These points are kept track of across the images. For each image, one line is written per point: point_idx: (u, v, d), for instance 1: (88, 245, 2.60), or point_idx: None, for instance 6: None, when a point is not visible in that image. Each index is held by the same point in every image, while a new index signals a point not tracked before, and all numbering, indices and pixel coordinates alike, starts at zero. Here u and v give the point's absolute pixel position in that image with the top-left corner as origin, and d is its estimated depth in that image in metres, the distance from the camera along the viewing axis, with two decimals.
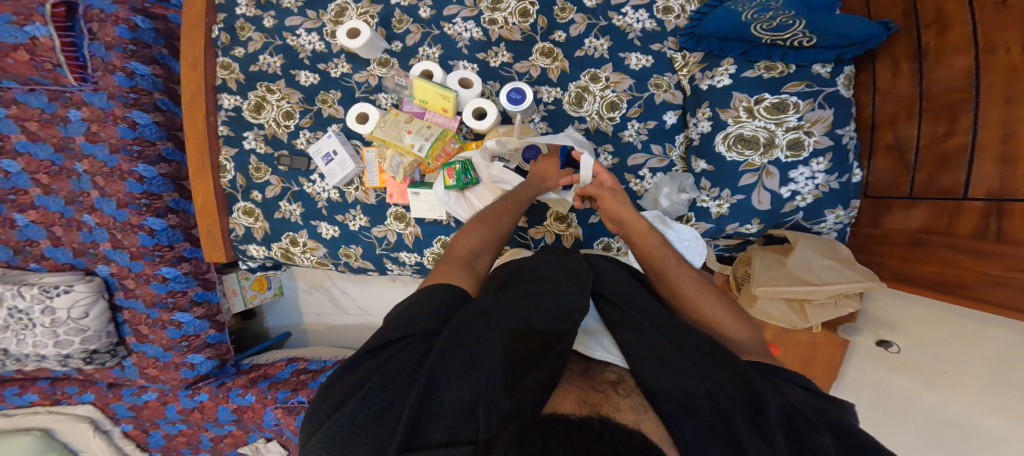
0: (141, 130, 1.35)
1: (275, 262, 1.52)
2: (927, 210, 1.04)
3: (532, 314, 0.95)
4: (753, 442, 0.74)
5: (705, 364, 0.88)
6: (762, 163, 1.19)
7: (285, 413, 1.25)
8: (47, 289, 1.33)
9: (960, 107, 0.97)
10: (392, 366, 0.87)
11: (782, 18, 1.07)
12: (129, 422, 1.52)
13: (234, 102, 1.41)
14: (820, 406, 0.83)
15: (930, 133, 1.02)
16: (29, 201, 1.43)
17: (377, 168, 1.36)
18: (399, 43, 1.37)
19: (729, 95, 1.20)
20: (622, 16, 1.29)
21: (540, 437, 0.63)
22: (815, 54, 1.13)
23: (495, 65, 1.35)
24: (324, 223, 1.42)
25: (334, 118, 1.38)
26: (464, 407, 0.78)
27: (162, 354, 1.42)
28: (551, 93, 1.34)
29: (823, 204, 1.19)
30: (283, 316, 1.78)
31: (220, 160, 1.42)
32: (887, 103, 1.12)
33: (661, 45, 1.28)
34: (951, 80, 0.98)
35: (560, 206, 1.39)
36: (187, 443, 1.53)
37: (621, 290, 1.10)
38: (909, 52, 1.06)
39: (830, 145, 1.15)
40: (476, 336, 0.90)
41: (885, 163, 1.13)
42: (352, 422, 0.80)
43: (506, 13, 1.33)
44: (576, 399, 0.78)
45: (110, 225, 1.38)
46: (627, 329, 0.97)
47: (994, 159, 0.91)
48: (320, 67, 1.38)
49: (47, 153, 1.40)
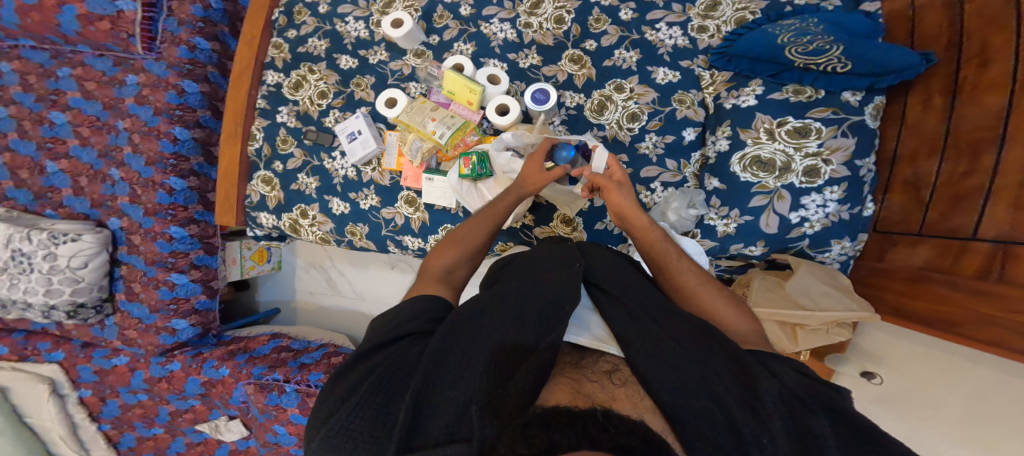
0: (187, 97, 1.31)
1: (281, 235, 1.31)
2: (935, 248, 0.92)
3: (522, 315, 0.80)
4: (751, 432, 0.64)
5: (696, 344, 0.77)
6: (777, 186, 1.02)
7: (257, 389, 1.32)
8: (56, 236, 1.34)
9: (983, 148, 0.84)
10: (381, 367, 0.75)
11: (819, 43, 0.91)
12: (89, 387, 1.51)
13: (278, 79, 1.24)
14: (818, 389, 0.69)
15: (948, 170, 0.90)
16: (64, 151, 1.41)
17: (396, 151, 1.16)
18: (435, 36, 1.18)
19: (752, 115, 1.03)
20: (655, 32, 1.11)
21: (542, 427, 0.58)
22: (846, 80, 0.96)
23: (523, 66, 1.16)
24: (336, 199, 1.21)
25: (365, 102, 1.18)
26: (461, 404, 0.69)
27: (145, 316, 1.38)
28: (575, 98, 1.14)
29: (829, 235, 1.04)
30: (276, 290, 1.71)
31: (246, 129, 1.24)
32: (911, 138, 0.98)
33: (690, 62, 1.10)
34: (979, 117, 0.85)
35: (567, 208, 1.16)
36: (142, 417, 1.53)
37: (621, 281, 0.91)
38: (941, 86, 0.92)
39: (847, 176, 0.98)
40: (469, 335, 0.78)
41: (900, 200, 1.00)
42: (349, 428, 0.70)
43: (541, 19, 1.15)
44: (567, 391, 0.67)
45: (134, 181, 1.35)
46: (617, 316, 0.84)
47: (1007, 204, 0.80)
48: (360, 52, 1.20)
49: (95, 109, 1.38)
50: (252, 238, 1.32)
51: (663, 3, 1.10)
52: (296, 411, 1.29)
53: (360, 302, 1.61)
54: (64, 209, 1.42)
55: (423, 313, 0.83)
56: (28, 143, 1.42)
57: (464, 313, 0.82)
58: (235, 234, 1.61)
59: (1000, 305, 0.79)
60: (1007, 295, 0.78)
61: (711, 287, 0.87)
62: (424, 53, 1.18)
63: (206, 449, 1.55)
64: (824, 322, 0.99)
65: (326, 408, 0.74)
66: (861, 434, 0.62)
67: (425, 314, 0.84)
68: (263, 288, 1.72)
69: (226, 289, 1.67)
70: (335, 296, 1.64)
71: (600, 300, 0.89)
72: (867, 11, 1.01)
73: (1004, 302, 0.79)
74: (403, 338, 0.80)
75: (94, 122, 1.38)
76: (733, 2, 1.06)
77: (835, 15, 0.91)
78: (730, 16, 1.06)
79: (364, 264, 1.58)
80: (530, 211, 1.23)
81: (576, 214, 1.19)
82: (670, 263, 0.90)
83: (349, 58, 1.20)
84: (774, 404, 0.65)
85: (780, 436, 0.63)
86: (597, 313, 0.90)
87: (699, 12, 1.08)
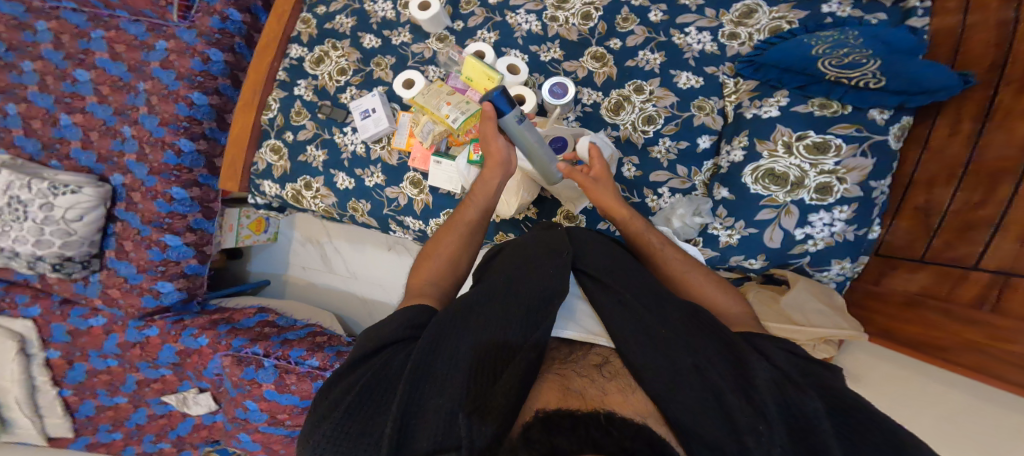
0: (210, 65, 1.34)
1: (282, 205, 1.34)
2: (933, 273, 0.92)
3: (508, 317, 0.79)
4: (740, 414, 0.65)
5: (687, 330, 0.77)
6: (786, 200, 1.02)
7: (234, 361, 1.29)
8: (56, 187, 1.33)
9: (1003, 179, 0.83)
10: (367, 377, 0.75)
11: (855, 57, 0.92)
12: (59, 348, 1.45)
13: (301, 54, 1.27)
14: (807, 368, 0.73)
15: (962, 199, 0.89)
16: (81, 106, 1.43)
17: (408, 132, 1.18)
18: (460, 22, 1.23)
19: (772, 127, 1.03)
20: (683, 35, 1.14)
21: (545, 434, 0.56)
22: (877, 97, 0.95)
23: (545, 59, 1.19)
24: (342, 173, 1.23)
25: (383, 82, 1.21)
26: (448, 409, 0.67)
27: (131, 276, 1.37)
28: (592, 96, 1.17)
29: (831, 255, 1.03)
30: (269, 260, 1.67)
31: (262, 99, 1.27)
32: (931, 163, 0.97)
33: (716, 69, 1.11)
34: (1005, 147, 0.84)
35: (571, 204, 1.18)
36: (107, 384, 1.47)
37: (611, 267, 0.90)
38: (972, 112, 0.91)
39: (859, 196, 0.99)
40: (454, 339, 0.77)
41: (906, 225, 1.00)
42: (338, 440, 0.70)
43: (568, 13, 1.19)
44: (559, 393, 0.66)
45: (144, 139, 1.36)
46: (609, 306, 0.83)
47: (1014, 237, 0.80)
48: (384, 32, 1.23)
49: (120, 70, 1.40)
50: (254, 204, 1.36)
51: (695, 8, 1.14)
52: (271, 386, 1.25)
53: (352, 282, 1.57)
54: (70, 162, 1.43)
55: (408, 320, 0.83)
56: (45, 96, 1.43)
57: (449, 315, 0.81)
58: (237, 202, 1.61)
59: (991, 334, 0.80)
60: (1001, 325, 0.79)
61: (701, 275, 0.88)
62: (447, 38, 1.21)
63: (168, 422, 1.49)
64: (814, 340, 0.97)
65: (316, 420, 0.75)
66: (852, 416, 0.65)
67: (410, 319, 0.83)
68: (256, 257, 1.68)
69: (218, 255, 1.62)
70: (328, 273, 1.60)
71: (592, 288, 0.88)
72: (914, 26, 1.00)
73: (992, 331, 0.80)
74: (390, 345, 0.80)
75: (116, 82, 1.40)
76: (769, 11, 1.09)
77: (876, 30, 0.94)
78: (765, 24, 1.08)
79: (362, 243, 1.54)
80: (534, 205, 1.24)
81: (579, 211, 1.20)
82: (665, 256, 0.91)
83: (373, 37, 1.24)
84: (768, 388, 0.67)
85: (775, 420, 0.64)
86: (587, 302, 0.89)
87: (732, 19, 1.11)
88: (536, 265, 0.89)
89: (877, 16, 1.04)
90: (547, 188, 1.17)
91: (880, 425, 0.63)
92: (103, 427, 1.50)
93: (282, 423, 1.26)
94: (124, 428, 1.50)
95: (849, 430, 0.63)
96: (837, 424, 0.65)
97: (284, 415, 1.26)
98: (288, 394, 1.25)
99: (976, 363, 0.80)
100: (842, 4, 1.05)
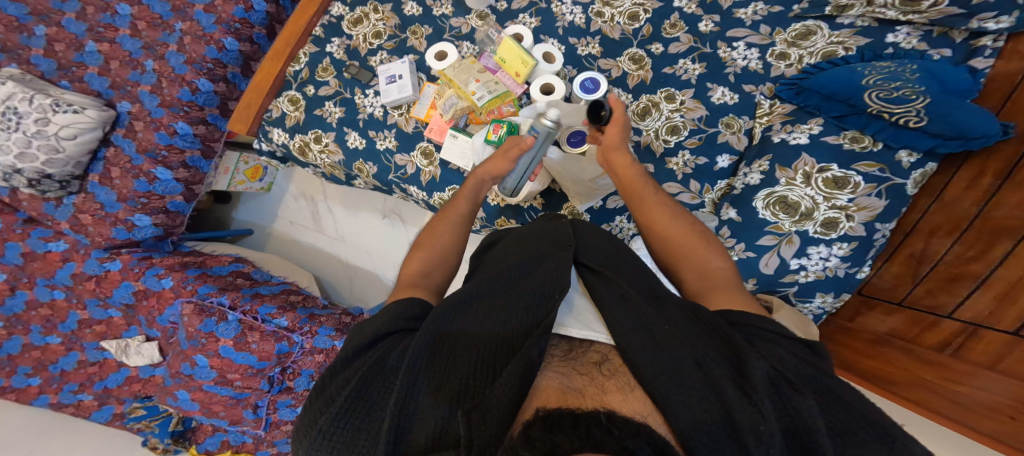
0: (252, 14, 1.36)
1: (286, 155, 1.35)
2: (907, 317, 0.90)
3: (511, 310, 0.71)
4: (742, 413, 0.56)
5: (688, 325, 0.67)
6: (791, 230, 0.99)
7: (196, 310, 1.23)
8: (59, 104, 1.29)
9: (1003, 239, 0.78)
10: (360, 372, 0.68)
11: (905, 91, 0.88)
12: (5, 271, 1.35)
13: (342, 12, 1.31)
14: (808, 357, 0.63)
15: (957, 252, 0.84)
16: (111, 36, 1.39)
17: (430, 103, 1.20)
18: (504, 3, 1.26)
19: (797, 154, 1.00)
20: (730, 49, 1.12)
21: (545, 432, 0.51)
22: (912, 137, 0.91)
23: (581, 53, 1.23)
24: (355, 133, 1.24)
25: (415, 50, 1.26)
26: (448, 407, 0.60)
27: (110, 204, 1.35)
28: (621, 97, 1.20)
29: (818, 288, 1.00)
30: (262, 211, 1.75)
31: (294, 52, 1.32)
32: (937, 213, 0.91)
33: (754, 88, 1.10)
34: (1014, 208, 0.78)
35: (576, 200, 1.18)
36: (44, 320, 1.36)
37: (613, 262, 0.80)
38: (996, 166, 0.84)
39: (861, 236, 0.95)
40: (454, 330, 0.70)
41: (896, 270, 0.95)
42: (328, 443, 0.62)
43: (616, 11, 1.21)
44: (557, 390, 0.60)
45: (164, 73, 1.35)
46: (611, 301, 0.72)
47: (993, 297, 0.78)
48: (426, 2, 1.28)
49: (162, 8, 1.37)
50: (257, 149, 1.38)
51: (749, 23, 1.12)
52: (229, 343, 1.19)
53: (338, 244, 1.64)
54: (80, 84, 1.39)
55: (402, 312, 0.76)
56: (80, 23, 1.39)
57: (447, 304, 0.74)
58: (240, 146, 1.65)
59: (943, 374, 0.81)
60: (957, 369, 0.80)
61: (694, 276, 0.80)
62: (487, 16, 1.25)
63: (98, 371, 1.35)
64: None
65: (305, 423, 0.67)
66: (848, 412, 0.57)
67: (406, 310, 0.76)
68: (249, 205, 1.76)
69: (204, 197, 1.70)
70: (315, 232, 1.68)
71: (593, 283, 0.76)
72: (974, 67, 0.91)
73: (946, 372, 0.81)
74: (386, 338, 0.73)
75: (155, 19, 1.37)
76: (829, 34, 1.04)
77: (934, 66, 0.90)
78: (820, 48, 1.04)
79: (355, 208, 1.62)
80: (541, 195, 1.25)
81: (584, 210, 1.20)
82: (693, 240, 0.82)
83: (415, 6, 1.28)
84: (764, 386, 0.58)
85: (773, 420, 0.55)
86: (586, 296, 0.78)
87: (786, 39, 1.08)
88: (537, 254, 0.81)
89: (941, 51, 0.95)
90: (559, 181, 1.16)
91: (878, 425, 0.55)
92: (22, 369, 1.34)
93: (231, 384, 1.19)
94: (45, 373, 1.35)
95: (840, 428, 0.56)
96: (829, 420, 0.56)
97: (234, 376, 1.19)
98: (245, 353, 1.19)
99: (920, 398, 0.83)
100: (910, 35, 0.98)
